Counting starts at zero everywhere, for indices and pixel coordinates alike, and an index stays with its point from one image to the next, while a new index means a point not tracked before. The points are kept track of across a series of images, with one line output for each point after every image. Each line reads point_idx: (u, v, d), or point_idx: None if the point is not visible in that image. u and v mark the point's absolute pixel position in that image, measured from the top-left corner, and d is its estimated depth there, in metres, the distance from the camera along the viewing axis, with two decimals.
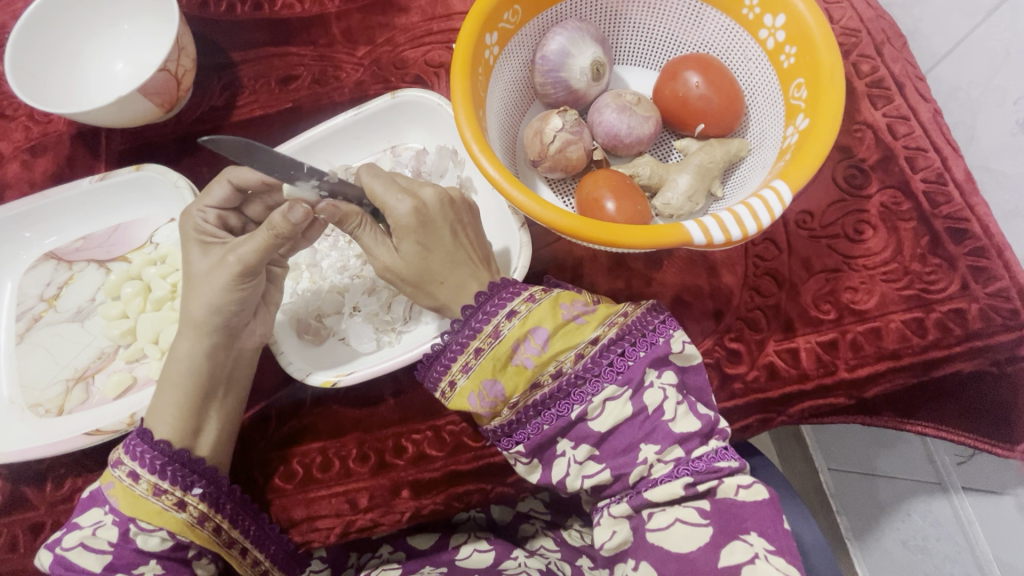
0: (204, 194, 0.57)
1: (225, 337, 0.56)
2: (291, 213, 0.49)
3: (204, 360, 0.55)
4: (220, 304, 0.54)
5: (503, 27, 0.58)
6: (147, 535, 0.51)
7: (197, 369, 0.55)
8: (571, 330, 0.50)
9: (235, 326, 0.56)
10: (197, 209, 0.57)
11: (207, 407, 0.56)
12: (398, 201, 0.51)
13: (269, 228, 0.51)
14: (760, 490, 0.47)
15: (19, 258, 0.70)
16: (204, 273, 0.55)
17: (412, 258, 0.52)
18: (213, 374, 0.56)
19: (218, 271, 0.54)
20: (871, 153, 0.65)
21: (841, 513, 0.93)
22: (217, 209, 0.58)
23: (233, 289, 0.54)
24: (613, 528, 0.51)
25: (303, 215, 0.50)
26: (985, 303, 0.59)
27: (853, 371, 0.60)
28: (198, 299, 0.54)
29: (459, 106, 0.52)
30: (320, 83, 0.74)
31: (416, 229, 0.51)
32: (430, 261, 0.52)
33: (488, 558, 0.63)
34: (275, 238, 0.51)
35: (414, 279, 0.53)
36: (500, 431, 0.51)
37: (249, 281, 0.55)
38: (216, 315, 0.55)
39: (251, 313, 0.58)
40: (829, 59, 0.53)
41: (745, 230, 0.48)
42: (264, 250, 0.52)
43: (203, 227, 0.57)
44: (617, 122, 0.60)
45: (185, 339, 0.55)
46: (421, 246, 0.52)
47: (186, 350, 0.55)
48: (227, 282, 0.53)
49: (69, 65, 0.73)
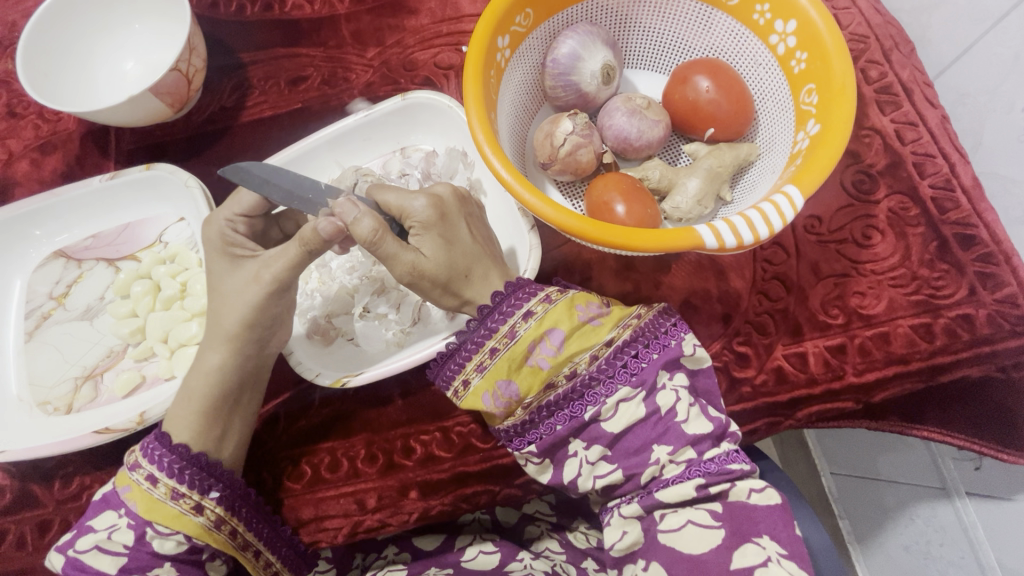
0: (232, 201, 0.56)
1: (254, 346, 0.56)
2: (321, 226, 0.49)
3: (233, 370, 0.56)
4: (254, 318, 0.54)
5: (515, 30, 0.58)
6: (163, 539, 0.51)
7: (225, 378, 0.55)
8: (586, 331, 0.51)
9: (265, 335, 0.57)
10: (225, 216, 0.56)
11: (231, 416, 0.56)
12: (414, 200, 0.52)
13: (300, 241, 0.51)
14: (772, 494, 0.48)
15: (27, 256, 0.70)
16: (237, 290, 0.55)
17: (439, 254, 0.51)
18: (240, 383, 0.56)
19: (253, 287, 0.54)
20: (879, 159, 0.66)
21: (843, 517, 0.93)
22: (246, 216, 0.57)
23: (266, 303, 0.54)
24: (624, 528, 0.51)
25: (333, 229, 0.49)
26: (992, 308, 0.60)
27: (861, 375, 0.60)
28: (231, 312, 0.54)
29: (472, 108, 0.52)
30: (330, 84, 0.74)
31: (439, 222, 0.52)
32: (456, 254, 0.52)
33: (494, 560, 0.63)
34: (306, 251, 0.52)
35: (444, 277, 0.52)
36: (512, 431, 0.51)
37: (282, 296, 0.55)
38: (249, 329, 0.55)
39: (280, 324, 0.58)
40: (840, 66, 0.53)
41: (756, 235, 0.48)
42: (296, 265, 0.53)
43: (232, 235, 0.57)
44: (628, 126, 0.61)
45: (215, 351, 0.55)
46: (444, 239, 0.52)
47: (214, 363, 0.55)
48: (261, 297, 0.54)
49: (79, 64, 0.73)
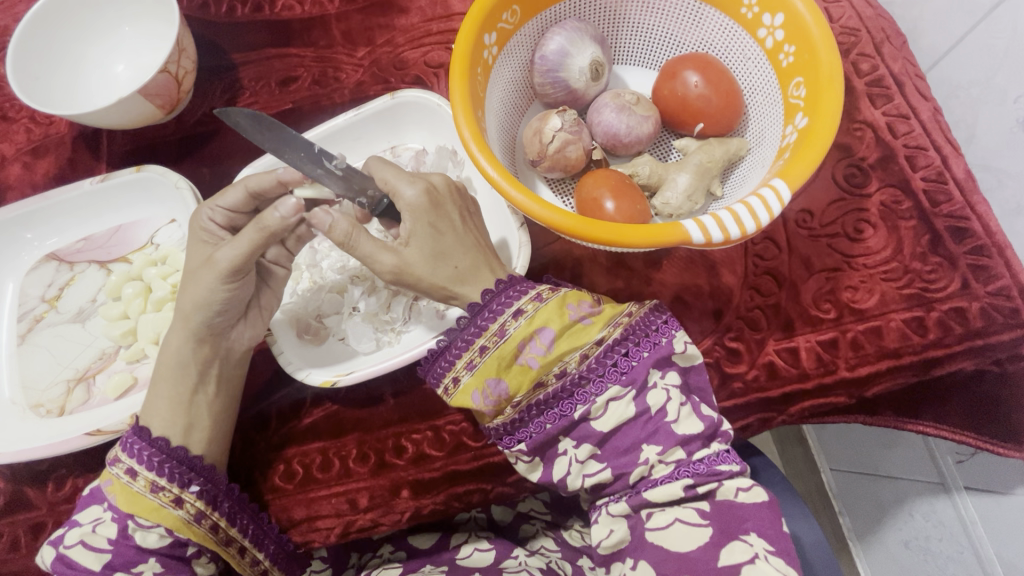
0: (218, 194, 0.56)
1: (207, 334, 0.56)
2: (281, 206, 0.51)
3: (189, 355, 0.56)
4: (206, 301, 0.54)
5: (502, 27, 0.58)
6: (145, 532, 0.51)
7: (184, 364, 0.56)
8: (577, 330, 0.50)
9: (218, 326, 0.57)
10: (207, 208, 0.57)
11: (196, 403, 0.56)
12: (408, 185, 0.52)
13: (258, 226, 0.52)
14: (759, 492, 0.48)
15: (20, 259, 0.71)
16: (196, 270, 0.55)
17: (425, 246, 0.51)
18: (200, 371, 0.56)
19: (205, 270, 0.54)
20: (870, 152, 0.65)
21: (843, 513, 0.93)
22: (227, 210, 0.57)
23: (218, 288, 0.54)
24: (611, 527, 0.50)
25: (292, 208, 0.51)
26: (986, 301, 0.59)
27: (853, 370, 0.60)
28: (187, 294, 0.55)
29: (458, 105, 0.52)
30: (321, 83, 0.74)
31: (429, 210, 0.52)
32: (443, 247, 0.52)
33: (488, 557, 0.63)
34: (264, 237, 0.52)
35: (427, 270, 0.51)
36: (502, 430, 0.51)
37: (237, 282, 0.55)
38: (200, 312, 0.55)
39: (238, 315, 0.58)
40: (827, 58, 0.53)
41: (743, 229, 0.48)
42: (251, 251, 0.53)
43: (208, 225, 0.57)
44: (616, 122, 0.60)
45: (174, 334, 0.56)
46: (433, 229, 0.51)
47: (173, 345, 0.56)
48: (211, 281, 0.54)
49: (70, 67, 0.74)
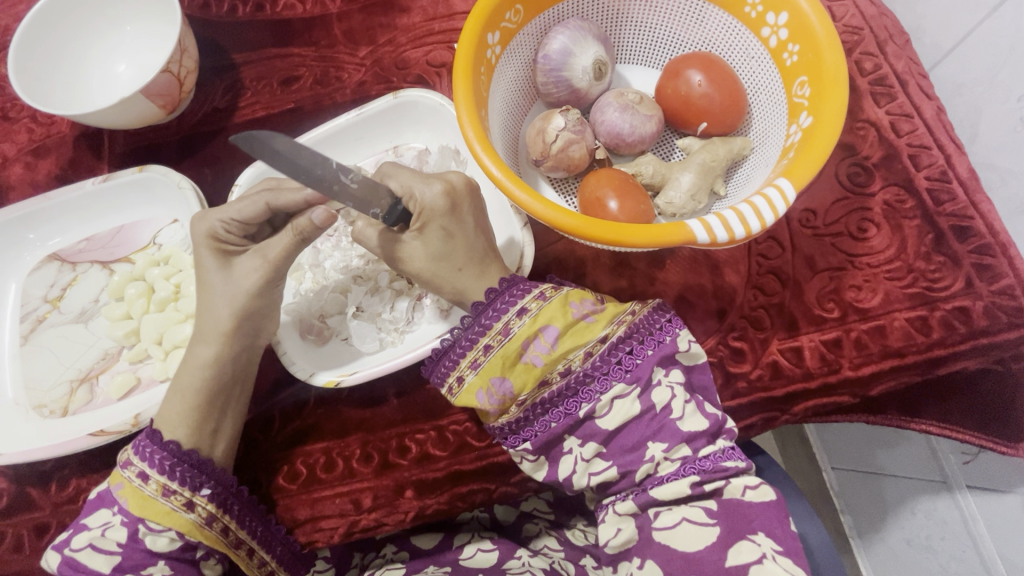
0: (226, 206, 0.56)
1: (247, 338, 0.57)
2: (315, 215, 0.51)
3: (228, 362, 0.56)
4: (248, 306, 0.55)
5: (505, 26, 0.58)
6: (155, 536, 0.52)
7: (219, 372, 0.56)
8: (581, 328, 0.50)
9: (260, 326, 0.58)
10: (219, 219, 0.56)
11: (229, 405, 0.57)
12: (426, 186, 0.51)
13: (294, 231, 0.53)
14: (767, 491, 0.47)
15: (22, 260, 0.70)
16: (230, 279, 0.56)
17: (435, 247, 0.53)
18: (235, 374, 0.57)
19: (247, 276, 0.55)
20: (874, 151, 0.65)
21: (845, 512, 0.93)
22: (241, 221, 0.56)
23: (261, 291, 0.55)
24: (618, 526, 0.50)
25: (326, 216, 0.51)
26: (989, 300, 0.59)
27: (857, 369, 0.60)
28: (223, 302, 0.55)
29: (461, 104, 0.52)
30: (323, 83, 0.74)
31: (446, 213, 0.52)
32: (453, 248, 0.53)
33: (492, 557, 0.63)
34: (301, 240, 0.53)
35: (433, 267, 0.53)
36: (506, 428, 0.51)
37: (277, 283, 0.56)
38: (244, 318, 0.56)
39: (276, 315, 0.59)
40: (831, 57, 0.52)
41: (748, 228, 0.47)
42: (292, 250, 0.54)
43: (221, 235, 0.56)
44: (620, 121, 0.60)
45: (207, 344, 0.56)
46: (446, 231, 0.52)
47: (206, 356, 0.56)
48: (257, 284, 0.55)
49: (71, 67, 0.73)
